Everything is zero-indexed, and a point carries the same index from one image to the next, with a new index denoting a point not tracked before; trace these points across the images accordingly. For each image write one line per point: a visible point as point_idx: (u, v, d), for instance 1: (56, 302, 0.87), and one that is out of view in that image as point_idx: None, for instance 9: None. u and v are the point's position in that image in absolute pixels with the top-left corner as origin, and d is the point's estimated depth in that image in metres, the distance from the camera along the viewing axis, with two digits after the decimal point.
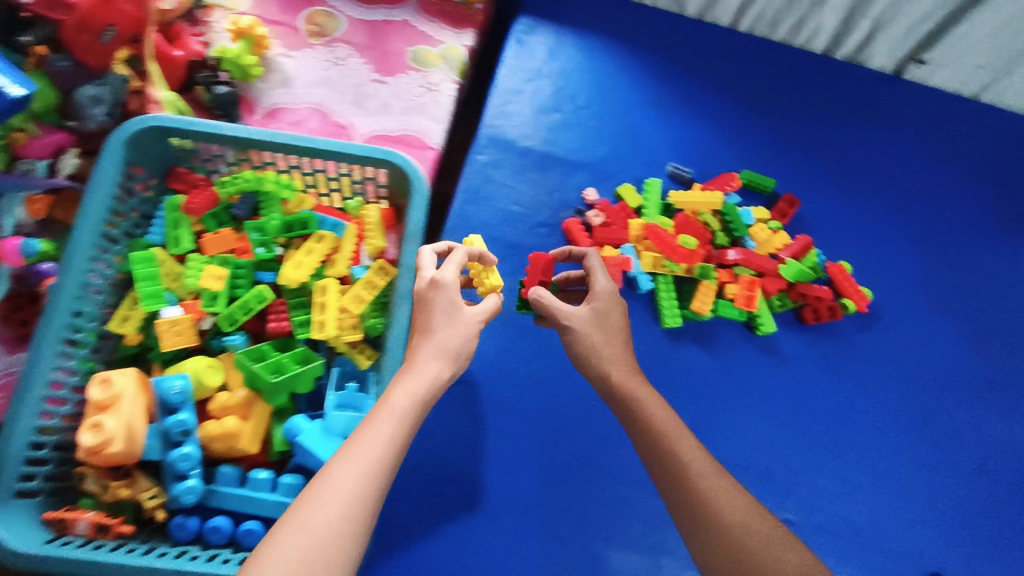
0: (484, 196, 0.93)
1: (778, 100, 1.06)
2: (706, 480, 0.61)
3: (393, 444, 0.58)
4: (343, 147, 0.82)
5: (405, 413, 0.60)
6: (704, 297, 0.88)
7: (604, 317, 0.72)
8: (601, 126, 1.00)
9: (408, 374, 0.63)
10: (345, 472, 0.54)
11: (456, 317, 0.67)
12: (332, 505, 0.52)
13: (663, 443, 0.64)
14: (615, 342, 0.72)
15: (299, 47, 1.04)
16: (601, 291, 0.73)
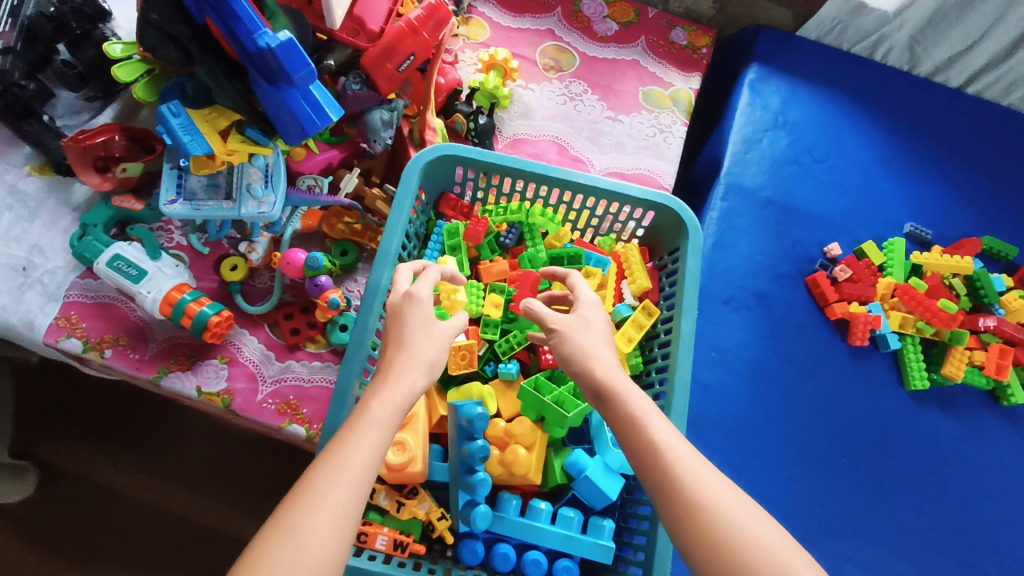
0: (727, 242, 0.95)
1: (1010, 165, 1.05)
2: (723, 513, 0.47)
3: (379, 454, 0.50)
4: (626, 187, 0.83)
5: (388, 415, 0.52)
6: (958, 362, 0.88)
7: (596, 329, 0.63)
8: (837, 181, 1.01)
9: (383, 374, 0.56)
10: (332, 487, 0.46)
11: (425, 319, 0.61)
12: (307, 530, 0.43)
13: (648, 461, 0.51)
14: (605, 347, 0.61)
15: (537, 80, 1.08)
16: (584, 305, 0.65)
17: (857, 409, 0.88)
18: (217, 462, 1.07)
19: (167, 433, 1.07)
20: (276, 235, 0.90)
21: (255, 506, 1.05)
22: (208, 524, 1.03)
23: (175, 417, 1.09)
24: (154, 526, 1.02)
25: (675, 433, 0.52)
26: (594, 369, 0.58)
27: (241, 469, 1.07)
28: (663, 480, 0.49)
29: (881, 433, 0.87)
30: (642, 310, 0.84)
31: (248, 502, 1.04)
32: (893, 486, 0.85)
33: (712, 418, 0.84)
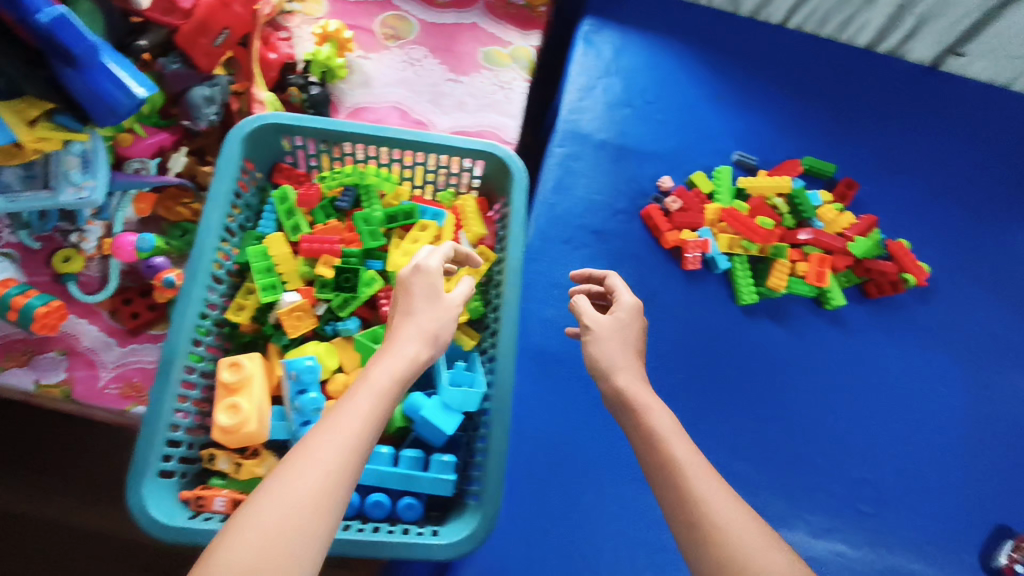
0: (565, 186, 0.98)
1: (830, 90, 1.12)
2: (709, 520, 0.53)
3: (375, 417, 0.55)
4: (450, 140, 0.87)
5: (387, 383, 0.58)
6: (780, 275, 0.94)
7: (621, 333, 0.70)
8: (668, 120, 1.06)
9: (386, 348, 0.62)
10: (325, 445, 0.51)
11: (440, 301, 0.67)
12: (301, 480, 0.49)
13: (669, 471, 0.57)
14: (630, 357, 0.69)
15: (376, 49, 1.10)
16: (627, 308, 0.72)
17: (692, 328, 0.94)
18: (69, 459, 1.01)
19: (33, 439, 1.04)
20: (108, 222, 0.90)
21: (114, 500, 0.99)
22: (65, 523, 0.98)
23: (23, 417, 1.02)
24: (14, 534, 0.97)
25: (692, 451, 0.59)
26: (619, 379, 0.66)
27: (98, 463, 1.01)
28: (670, 482, 0.57)
29: (714, 347, 0.93)
30: (477, 256, 0.87)
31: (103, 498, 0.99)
32: (728, 394, 0.91)
33: (556, 350, 0.90)
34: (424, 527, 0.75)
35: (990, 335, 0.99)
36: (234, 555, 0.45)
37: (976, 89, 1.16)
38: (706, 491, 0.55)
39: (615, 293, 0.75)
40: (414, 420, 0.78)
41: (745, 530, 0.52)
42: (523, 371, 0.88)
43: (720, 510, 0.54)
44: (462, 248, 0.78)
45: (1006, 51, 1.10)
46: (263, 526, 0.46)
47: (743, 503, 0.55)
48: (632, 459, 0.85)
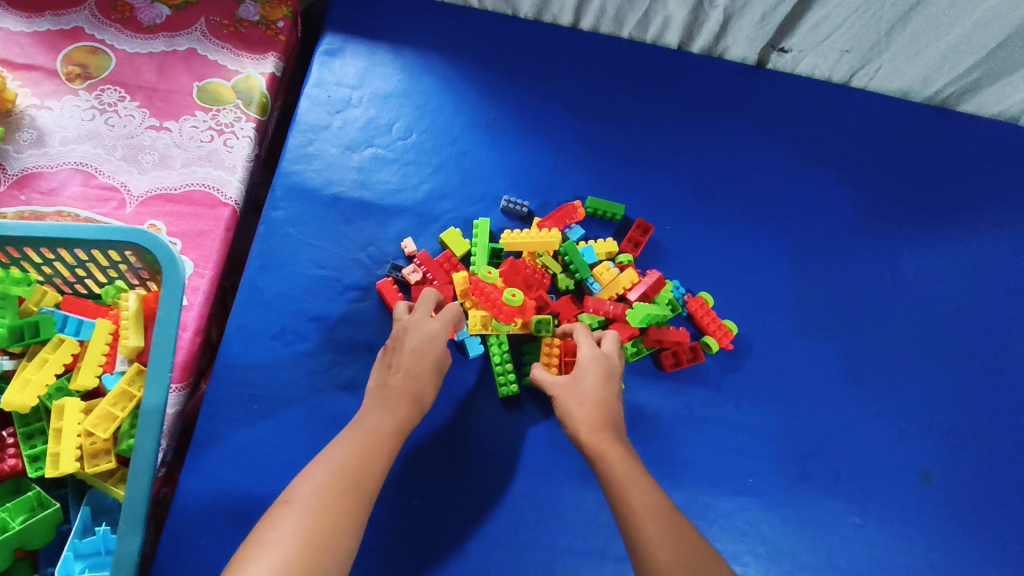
0: (280, 260, 0.78)
1: (627, 107, 0.93)
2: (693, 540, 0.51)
3: (374, 456, 0.56)
4: (70, 231, 0.65)
5: (376, 429, 0.58)
6: (545, 359, 0.73)
7: (584, 391, 0.65)
8: (421, 160, 0.86)
9: (379, 395, 0.63)
10: (324, 472, 0.51)
11: (428, 337, 0.67)
12: (320, 496, 0.49)
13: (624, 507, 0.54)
14: (590, 409, 0.63)
15: (57, 95, 0.87)
16: (580, 365, 0.67)
17: (436, 433, 0.74)
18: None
19: None
20: None
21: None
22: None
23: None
24: None
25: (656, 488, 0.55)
26: (580, 430, 0.62)
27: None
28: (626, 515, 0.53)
29: (467, 456, 0.74)
30: (129, 376, 0.68)
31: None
32: (481, 518, 0.72)
33: (251, 488, 0.69)
34: None
35: (819, 400, 0.82)
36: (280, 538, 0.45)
37: (807, 90, 0.98)
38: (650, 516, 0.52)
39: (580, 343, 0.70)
40: None
41: (660, 524, 0.51)
42: (200, 521, 0.67)
43: (648, 524, 0.51)
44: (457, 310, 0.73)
45: (829, 44, 0.92)
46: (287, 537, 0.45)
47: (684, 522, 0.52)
48: None
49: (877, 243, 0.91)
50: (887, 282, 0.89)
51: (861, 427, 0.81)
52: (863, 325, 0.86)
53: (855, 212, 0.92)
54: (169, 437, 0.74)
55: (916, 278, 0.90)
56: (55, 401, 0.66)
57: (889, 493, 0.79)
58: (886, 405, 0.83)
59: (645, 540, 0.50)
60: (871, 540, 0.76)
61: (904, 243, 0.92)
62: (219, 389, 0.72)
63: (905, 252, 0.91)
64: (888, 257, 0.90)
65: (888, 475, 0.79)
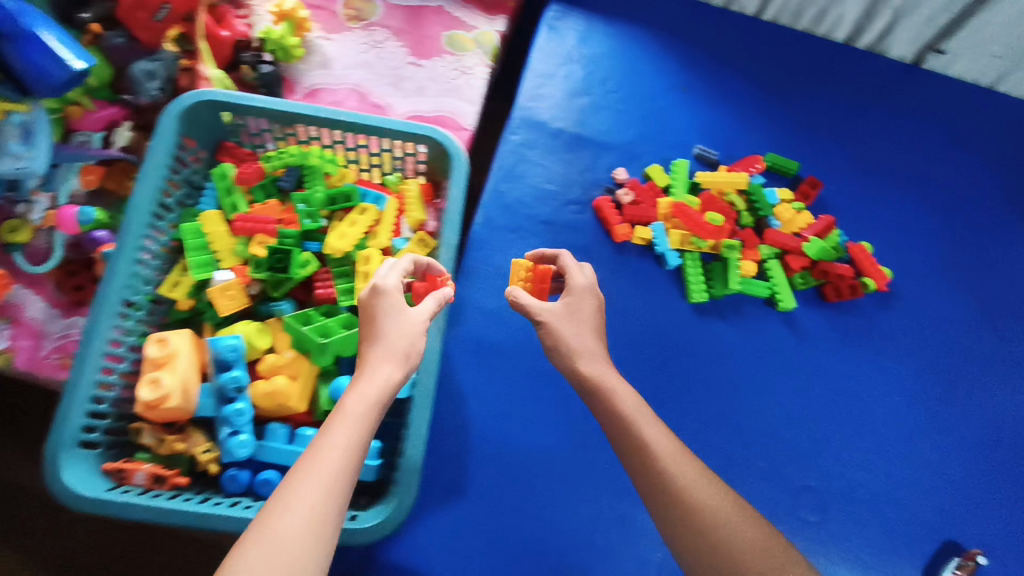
0: (517, 173, 0.97)
1: (800, 86, 1.09)
2: (713, 512, 0.59)
3: (349, 455, 0.55)
4: (388, 123, 0.85)
5: (348, 428, 0.57)
6: (524, 283, 0.82)
7: (581, 316, 0.72)
8: (629, 110, 1.03)
9: (362, 367, 0.62)
10: (308, 489, 0.52)
11: (398, 315, 0.66)
12: (292, 517, 0.50)
13: (648, 484, 0.62)
14: (587, 334, 0.71)
15: (338, 30, 1.08)
16: (574, 293, 0.73)
17: (637, 324, 0.92)
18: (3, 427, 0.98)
19: None
20: (55, 193, 0.89)
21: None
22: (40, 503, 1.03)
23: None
24: None
25: (663, 432, 0.64)
26: (581, 364, 0.68)
27: (33, 430, 0.98)
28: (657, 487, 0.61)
29: (661, 345, 0.91)
30: (415, 242, 0.86)
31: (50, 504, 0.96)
32: (672, 393, 0.89)
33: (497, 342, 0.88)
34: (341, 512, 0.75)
35: (954, 345, 0.96)
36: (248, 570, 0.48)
37: (954, 90, 1.13)
38: (694, 490, 0.60)
39: (568, 273, 0.76)
40: None
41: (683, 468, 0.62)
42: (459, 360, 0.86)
43: (701, 496, 0.60)
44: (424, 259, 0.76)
45: (983, 49, 1.07)
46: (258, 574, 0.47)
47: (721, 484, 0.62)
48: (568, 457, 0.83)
49: (1013, 223, 1.05)
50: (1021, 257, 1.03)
51: (991, 371, 0.95)
52: (998, 288, 1.00)
53: (995, 194, 1.06)
54: None
55: None
56: (361, 251, 0.85)
57: (1011, 426, 0.93)
58: (1014, 357, 0.96)
59: (701, 509, 0.59)
60: (995, 460, 0.90)
61: None
62: (471, 265, 0.91)
63: None
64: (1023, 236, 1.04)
65: (1011, 412, 0.93)
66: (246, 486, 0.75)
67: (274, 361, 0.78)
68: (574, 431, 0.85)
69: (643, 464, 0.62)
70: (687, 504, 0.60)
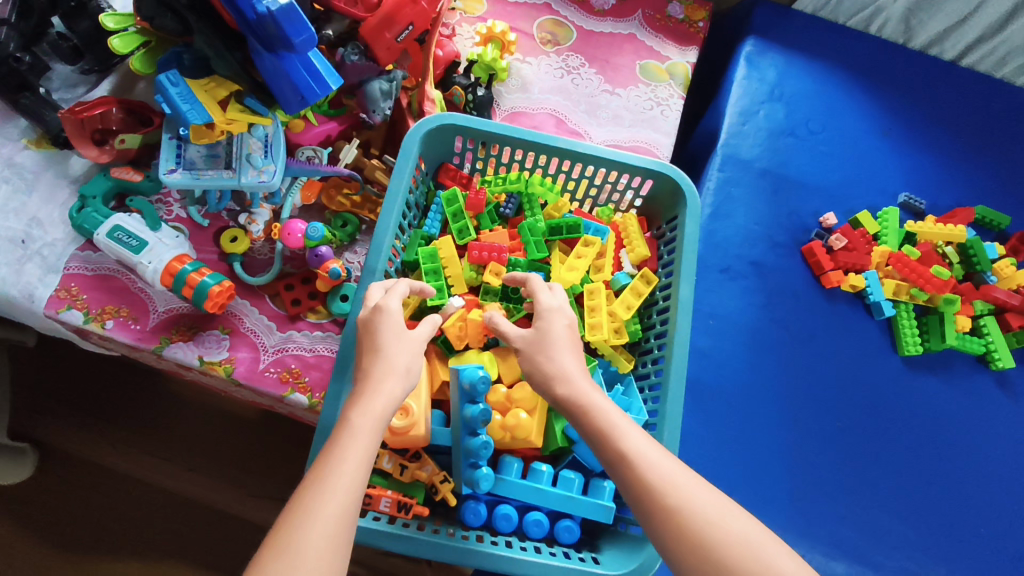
0: (724, 212, 0.96)
1: (1003, 136, 1.06)
2: (713, 526, 0.50)
3: (357, 469, 0.51)
4: (624, 157, 0.84)
5: (358, 442, 0.52)
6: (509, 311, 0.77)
7: (555, 339, 0.63)
8: (831, 153, 1.02)
9: (361, 384, 0.58)
10: (325, 505, 0.48)
11: (387, 326, 0.62)
12: (306, 545, 0.45)
13: (649, 504, 0.52)
14: (574, 359, 0.62)
15: (534, 53, 1.08)
16: (543, 316, 0.65)
17: (849, 373, 0.90)
18: (171, 422, 1.12)
19: (136, 388, 1.14)
20: (277, 206, 0.91)
21: (247, 482, 1.11)
22: (203, 501, 1.09)
23: (162, 386, 1.14)
24: (119, 487, 1.08)
25: (646, 442, 0.55)
26: (561, 389, 0.60)
27: (204, 430, 1.13)
28: (650, 503, 0.52)
29: (873, 398, 0.89)
30: (640, 279, 0.85)
31: (247, 479, 1.10)
32: (886, 449, 0.87)
33: (714, 384, 0.86)
34: (577, 552, 0.73)
35: None
36: None
37: None
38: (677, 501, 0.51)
39: (535, 294, 0.68)
40: (575, 442, 0.77)
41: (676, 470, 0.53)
42: None
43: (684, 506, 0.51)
44: (418, 282, 0.72)
45: None
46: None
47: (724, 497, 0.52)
48: (786, 510, 0.82)
49: None
50: None
51: None
52: None
53: None
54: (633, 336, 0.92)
55: None
56: (587, 286, 0.85)
57: None
58: None
59: (697, 526, 0.50)
60: None
61: None
62: None
63: None
64: None
65: None
66: (484, 520, 0.73)
67: (514, 393, 0.77)
68: (793, 482, 0.83)
69: (631, 477, 0.53)
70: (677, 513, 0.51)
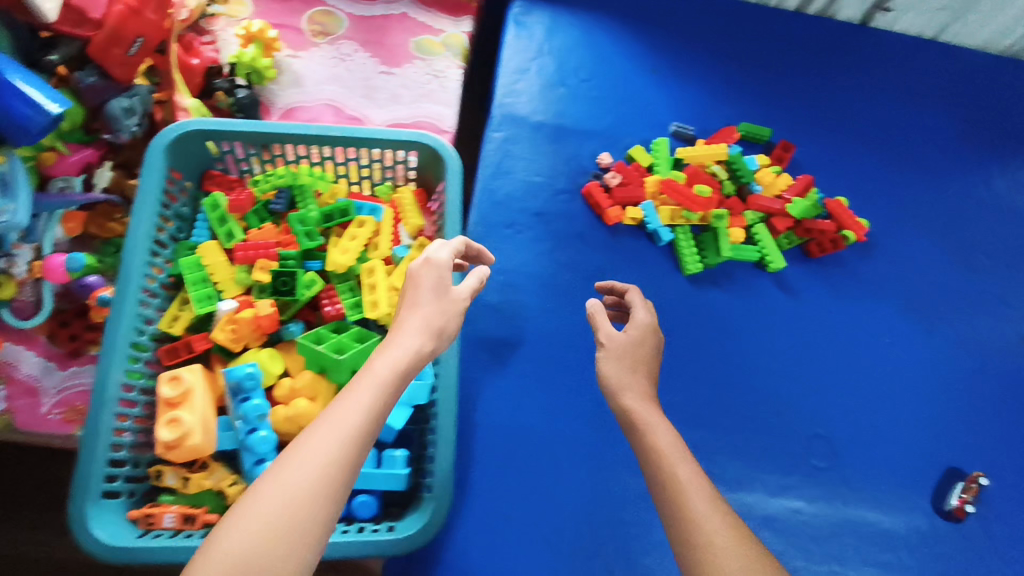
0: (504, 170, 0.98)
1: (763, 55, 1.13)
2: (716, 542, 0.54)
3: (369, 414, 0.56)
4: (377, 134, 0.86)
5: (372, 387, 0.57)
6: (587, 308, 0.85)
7: (630, 351, 0.73)
8: (603, 96, 1.06)
9: (390, 341, 0.63)
10: (324, 442, 0.52)
11: (443, 285, 0.68)
12: (292, 480, 0.50)
13: (668, 508, 0.57)
14: (641, 378, 0.70)
15: (305, 47, 1.08)
16: (647, 327, 0.75)
17: (638, 300, 0.94)
18: None
19: None
20: (37, 244, 0.86)
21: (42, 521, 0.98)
22: None
23: None
24: None
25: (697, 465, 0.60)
26: (626, 398, 0.68)
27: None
28: (671, 509, 0.57)
29: (665, 319, 0.93)
30: (416, 248, 0.86)
31: (14, 515, 0.97)
32: (683, 365, 0.91)
33: (507, 336, 0.89)
34: (379, 525, 0.74)
35: (941, 286, 1.00)
36: (242, 530, 0.47)
37: (906, 42, 1.17)
38: (708, 515, 0.55)
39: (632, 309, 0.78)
40: None
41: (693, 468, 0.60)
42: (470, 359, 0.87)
43: (700, 517, 0.55)
44: (474, 245, 0.83)
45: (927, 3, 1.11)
46: (268, 511, 0.49)
47: (738, 520, 0.56)
48: (588, 441, 0.85)
49: (976, 162, 1.09)
50: (987, 192, 1.07)
51: (972, 304, 0.99)
52: (968, 225, 1.05)
53: (957, 137, 1.11)
54: None
55: (1011, 189, 1.08)
56: (365, 264, 0.85)
57: (999, 353, 0.97)
58: (992, 289, 1.00)
59: (705, 534, 0.54)
60: (985, 388, 0.95)
61: (998, 160, 1.10)
62: None
63: (1001, 168, 1.09)
64: (988, 172, 1.08)
65: (996, 341, 0.98)
66: None
67: (295, 385, 0.78)
68: (594, 413, 0.86)
69: (667, 485, 0.59)
70: (686, 502, 0.57)
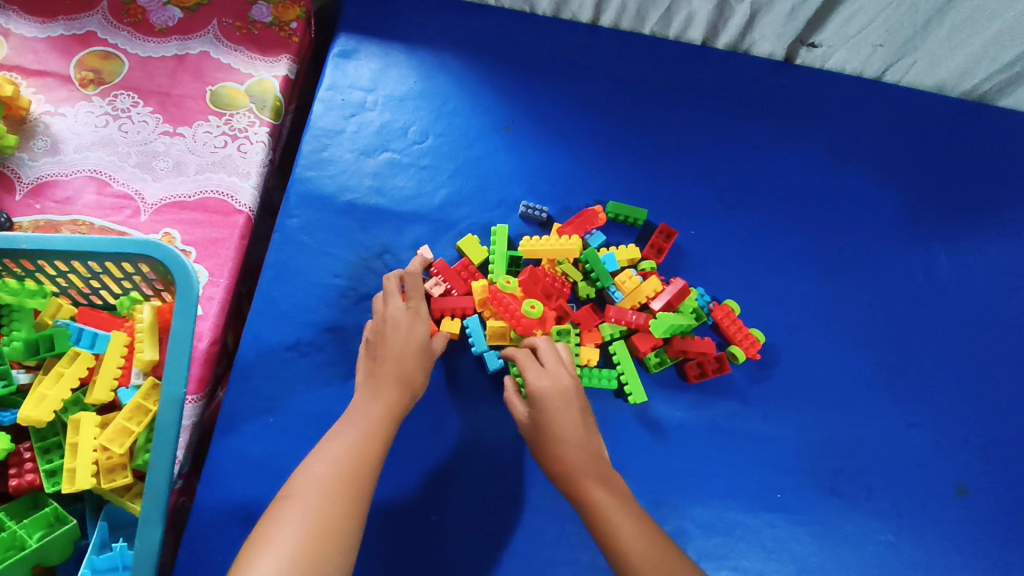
0: (294, 270, 0.77)
1: (652, 106, 0.90)
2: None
3: (370, 444, 0.57)
4: (85, 243, 0.63)
5: (368, 422, 0.60)
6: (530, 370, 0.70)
7: (546, 424, 0.63)
8: (438, 165, 0.84)
9: (365, 390, 0.63)
10: (324, 462, 0.54)
11: (416, 328, 0.67)
12: (313, 489, 0.51)
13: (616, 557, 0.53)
14: (557, 445, 0.62)
15: (69, 101, 0.86)
16: (543, 398, 0.64)
17: (453, 445, 0.72)
18: None
19: None
20: None
21: None
22: None
23: None
24: None
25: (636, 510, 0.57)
26: (555, 473, 0.61)
27: None
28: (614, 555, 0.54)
29: (486, 472, 0.72)
30: (145, 390, 0.67)
31: None
32: (504, 537, 0.70)
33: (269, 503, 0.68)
34: None
35: (856, 416, 0.78)
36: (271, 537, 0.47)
37: (835, 88, 0.94)
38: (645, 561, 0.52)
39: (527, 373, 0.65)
40: None
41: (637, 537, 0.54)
42: (216, 538, 0.67)
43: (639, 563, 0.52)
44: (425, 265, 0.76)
45: (862, 38, 0.88)
46: (300, 515, 0.49)
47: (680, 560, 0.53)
48: None
49: (910, 247, 0.88)
50: (922, 287, 0.86)
51: (895, 439, 0.78)
52: (895, 333, 0.83)
53: (889, 214, 0.89)
54: (188, 448, 0.74)
55: (951, 281, 0.87)
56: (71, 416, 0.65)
57: (924, 508, 0.75)
58: (921, 418, 0.79)
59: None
60: (905, 559, 0.73)
61: (938, 244, 0.88)
62: (234, 401, 0.71)
63: (940, 254, 0.88)
64: (924, 262, 0.87)
65: (922, 490, 0.76)
66: None
67: None
68: None
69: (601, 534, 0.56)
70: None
